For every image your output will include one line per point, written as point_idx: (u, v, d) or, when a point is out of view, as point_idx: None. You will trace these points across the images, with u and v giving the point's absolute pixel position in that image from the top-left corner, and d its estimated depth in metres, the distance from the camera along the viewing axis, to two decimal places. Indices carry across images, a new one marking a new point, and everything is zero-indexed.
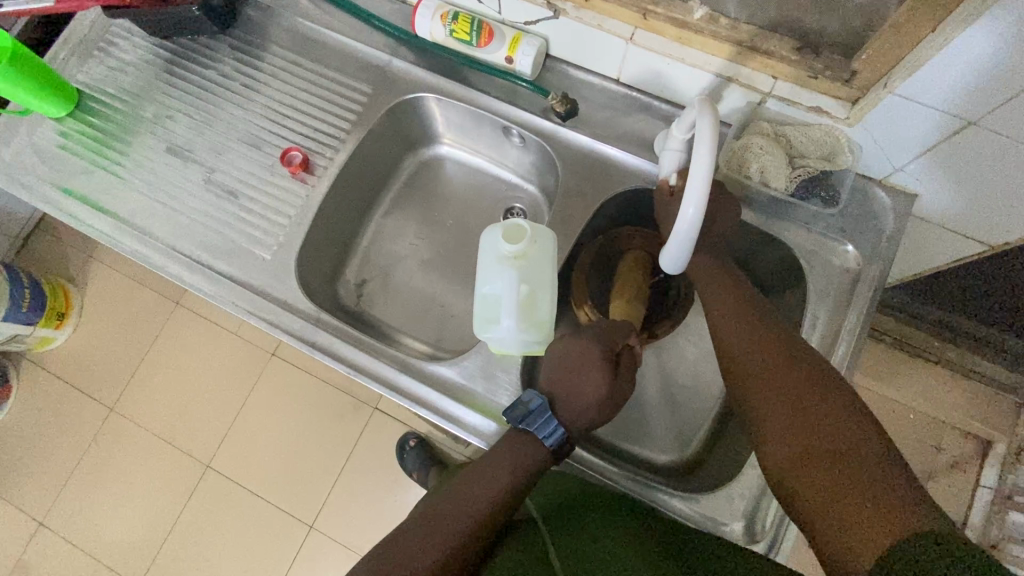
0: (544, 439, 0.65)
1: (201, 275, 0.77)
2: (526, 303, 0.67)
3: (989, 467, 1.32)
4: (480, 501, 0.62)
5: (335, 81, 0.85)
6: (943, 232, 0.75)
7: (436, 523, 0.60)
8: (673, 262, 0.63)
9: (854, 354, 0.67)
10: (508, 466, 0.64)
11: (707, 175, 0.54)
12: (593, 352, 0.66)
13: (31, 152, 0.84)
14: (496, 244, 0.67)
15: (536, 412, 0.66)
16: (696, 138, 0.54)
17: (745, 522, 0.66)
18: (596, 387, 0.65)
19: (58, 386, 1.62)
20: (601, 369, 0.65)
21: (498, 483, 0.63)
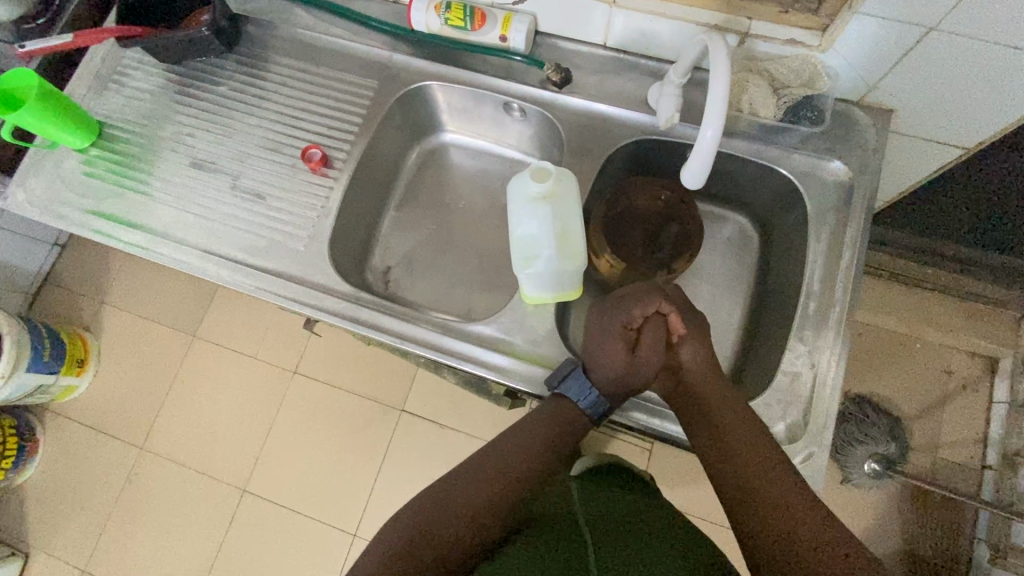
0: (578, 402, 0.71)
1: (240, 274, 0.81)
2: (560, 234, 0.72)
3: (1000, 382, 1.37)
4: (517, 459, 0.69)
5: (342, 81, 0.90)
6: (921, 144, 0.82)
7: (475, 474, 0.67)
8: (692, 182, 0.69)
9: (859, 259, 0.73)
10: (547, 423, 0.71)
11: (727, 99, 0.59)
12: (609, 331, 0.70)
13: (61, 183, 0.88)
14: (525, 187, 0.73)
15: (572, 377, 0.71)
16: (712, 70, 0.60)
17: (787, 424, 0.69)
18: (614, 363, 0.69)
19: (86, 433, 1.63)
20: (619, 345, 0.69)
21: (535, 440, 0.70)
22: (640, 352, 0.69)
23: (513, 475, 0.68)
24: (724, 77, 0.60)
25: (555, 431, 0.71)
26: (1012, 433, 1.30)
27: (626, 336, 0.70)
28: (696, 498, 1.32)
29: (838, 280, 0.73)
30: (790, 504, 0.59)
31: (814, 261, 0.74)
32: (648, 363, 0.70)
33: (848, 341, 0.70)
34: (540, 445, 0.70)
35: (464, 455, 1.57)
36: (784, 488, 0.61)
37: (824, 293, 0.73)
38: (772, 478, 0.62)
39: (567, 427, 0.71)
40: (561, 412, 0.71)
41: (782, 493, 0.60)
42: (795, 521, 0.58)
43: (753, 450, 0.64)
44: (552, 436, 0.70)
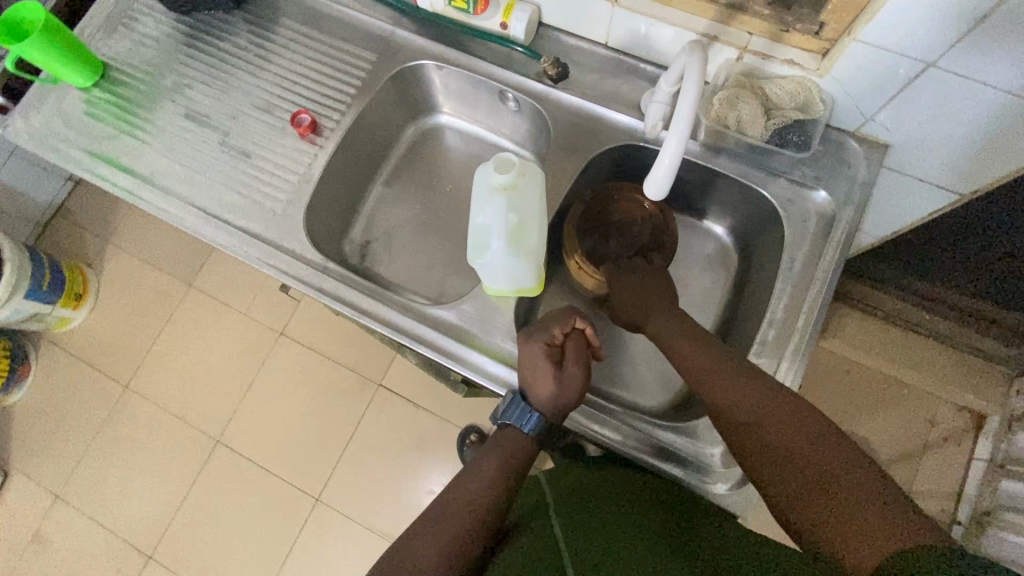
0: (522, 427, 0.70)
1: (217, 229, 0.82)
2: (515, 230, 0.70)
3: (983, 438, 1.34)
4: (474, 498, 0.65)
5: (343, 50, 0.91)
6: (916, 184, 0.79)
7: (438, 521, 0.63)
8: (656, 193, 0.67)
9: (827, 293, 0.71)
10: (495, 456, 0.68)
11: (692, 118, 0.60)
12: (534, 353, 0.69)
13: (60, 119, 0.90)
14: (486, 178, 0.69)
15: (511, 404, 0.71)
16: (683, 89, 0.60)
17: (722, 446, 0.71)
18: (543, 381, 0.68)
19: (76, 365, 1.68)
20: (546, 363, 0.68)
21: (487, 475, 0.67)
22: (566, 368, 0.69)
23: (474, 513, 0.64)
24: (692, 96, 0.60)
25: (505, 462, 0.68)
26: (986, 492, 1.27)
27: (551, 354, 0.70)
28: None
29: (803, 311, 0.71)
30: (801, 441, 0.56)
31: (783, 289, 0.73)
32: (574, 378, 0.69)
33: (803, 373, 0.68)
34: (494, 478, 0.67)
35: (435, 437, 1.58)
36: (790, 424, 0.57)
37: (786, 322, 0.71)
38: (774, 420, 0.58)
39: (518, 454, 0.69)
40: (505, 441, 0.69)
41: (788, 432, 0.57)
42: (810, 456, 0.54)
43: (746, 396, 0.61)
44: (502, 467, 0.67)
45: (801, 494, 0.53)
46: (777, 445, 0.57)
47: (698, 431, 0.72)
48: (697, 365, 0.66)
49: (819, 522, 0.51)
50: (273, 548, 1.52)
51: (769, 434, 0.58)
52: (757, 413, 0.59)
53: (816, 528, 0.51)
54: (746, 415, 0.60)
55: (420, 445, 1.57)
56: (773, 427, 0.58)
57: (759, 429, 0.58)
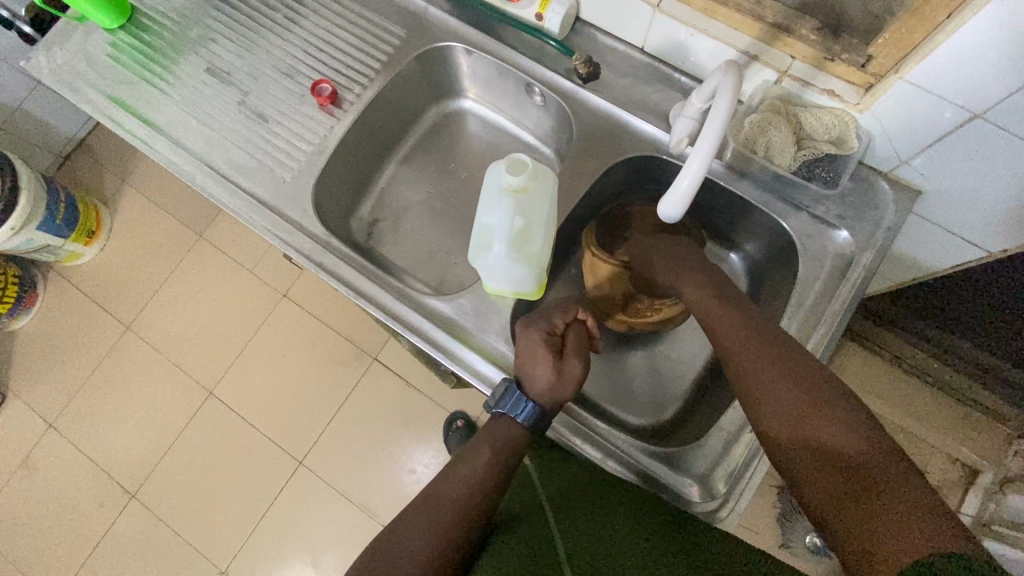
0: (516, 417, 0.67)
1: (224, 189, 0.81)
2: (520, 234, 0.69)
3: (973, 494, 1.31)
4: (463, 487, 0.63)
5: (373, 22, 0.88)
6: (944, 235, 0.76)
7: (427, 511, 0.61)
8: (668, 216, 0.65)
9: (833, 337, 0.69)
10: (488, 446, 0.66)
11: (717, 138, 0.57)
12: (534, 339, 0.68)
13: (82, 58, 0.89)
14: (499, 177, 0.68)
15: (506, 392, 0.69)
16: (715, 102, 0.58)
17: (699, 487, 0.69)
18: (542, 368, 0.66)
19: (81, 300, 1.71)
20: (547, 351, 0.67)
21: (478, 465, 0.64)
22: (566, 359, 0.68)
23: (463, 502, 0.62)
24: (721, 114, 0.58)
25: (498, 453, 0.66)
26: None
27: (552, 343, 0.69)
28: None
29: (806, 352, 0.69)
30: (835, 435, 0.53)
31: (788, 326, 0.71)
32: (572, 371, 0.68)
33: None
34: (486, 468, 0.64)
35: (423, 417, 1.58)
36: (822, 410, 0.55)
37: None
38: (812, 412, 0.56)
39: (510, 444, 0.66)
40: (497, 432, 0.67)
41: (824, 425, 0.54)
42: (841, 450, 0.53)
43: (788, 385, 0.58)
44: (495, 457, 0.65)
45: (824, 486, 0.52)
46: (806, 438, 0.55)
47: (684, 465, 0.70)
48: (741, 350, 0.63)
49: (841, 516, 0.50)
50: (251, 504, 1.54)
51: (803, 426, 0.56)
52: (795, 404, 0.57)
53: (837, 522, 0.50)
54: (780, 406, 0.57)
55: (407, 423, 1.57)
56: (808, 420, 0.55)
57: (793, 420, 0.56)
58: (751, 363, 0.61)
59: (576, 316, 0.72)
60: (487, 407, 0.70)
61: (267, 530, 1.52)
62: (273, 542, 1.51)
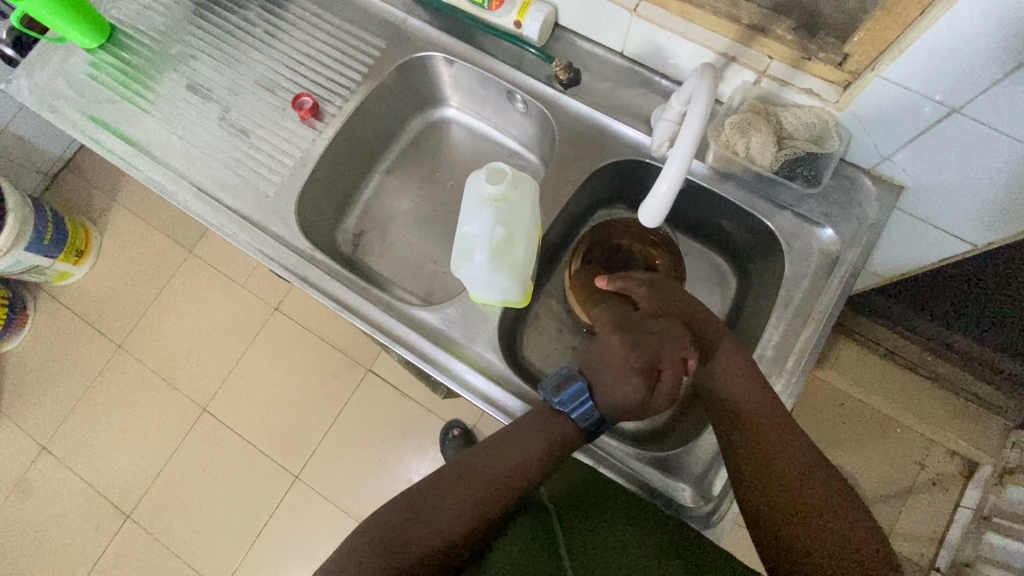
0: (574, 415, 0.65)
1: (207, 206, 0.81)
2: (502, 243, 0.68)
3: (972, 487, 1.32)
4: (504, 474, 0.62)
5: (352, 34, 0.88)
6: (930, 230, 0.76)
7: (467, 485, 0.61)
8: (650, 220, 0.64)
9: (822, 336, 0.69)
10: (541, 442, 0.64)
11: (695, 140, 0.57)
12: (634, 361, 0.63)
13: (63, 78, 0.89)
14: (479, 186, 0.68)
15: (577, 394, 0.65)
16: (691, 107, 0.57)
17: (693, 491, 0.69)
18: (631, 392, 0.62)
19: (73, 320, 1.70)
20: (640, 381, 0.62)
21: (528, 457, 0.63)
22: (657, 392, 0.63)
23: (504, 487, 0.62)
24: (698, 118, 0.57)
25: (549, 450, 0.63)
26: (968, 542, 1.25)
27: (645, 372, 0.63)
28: None
29: (794, 352, 0.69)
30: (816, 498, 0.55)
31: (776, 326, 0.71)
32: (654, 402, 0.64)
33: None
34: (535, 462, 0.63)
35: (419, 427, 1.57)
36: (805, 474, 0.57)
37: (776, 362, 0.69)
38: (789, 476, 0.57)
39: (562, 445, 0.64)
40: (555, 429, 0.64)
41: (807, 492, 0.55)
42: (815, 514, 0.54)
43: (777, 447, 0.59)
44: (546, 456, 0.63)
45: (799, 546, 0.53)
46: (783, 498, 0.56)
47: (679, 470, 0.70)
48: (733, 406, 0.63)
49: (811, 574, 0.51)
50: (249, 520, 1.53)
51: (780, 484, 0.57)
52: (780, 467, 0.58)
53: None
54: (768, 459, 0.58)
55: (403, 433, 1.56)
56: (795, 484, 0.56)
57: (770, 478, 0.57)
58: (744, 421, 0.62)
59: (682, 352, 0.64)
60: (540, 393, 0.66)
61: (265, 547, 1.51)
62: (272, 557, 1.50)
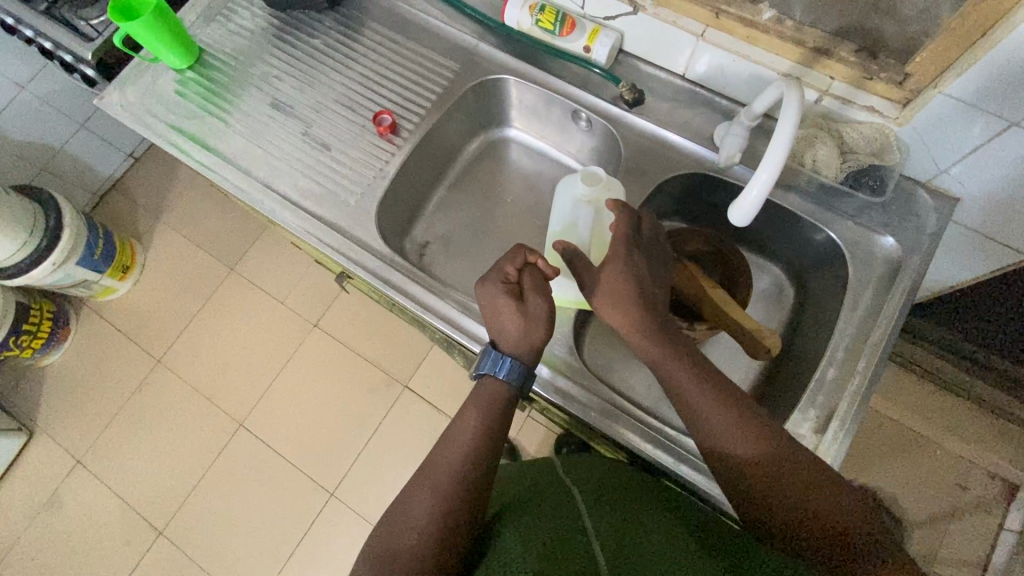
0: (496, 372, 0.69)
1: (293, 214, 0.85)
2: (598, 239, 0.76)
3: (1016, 509, 1.31)
4: (456, 454, 0.66)
5: (427, 57, 0.95)
6: (983, 240, 0.79)
7: (424, 492, 0.63)
8: (742, 215, 0.67)
9: (891, 338, 0.71)
10: (474, 408, 0.69)
11: (788, 146, 0.60)
12: (493, 291, 0.70)
13: (154, 95, 0.95)
14: (574, 188, 0.77)
15: (484, 354, 0.71)
16: (780, 117, 0.60)
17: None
18: (509, 322, 0.69)
19: (113, 335, 1.72)
20: (506, 299, 0.69)
21: (468, 427, 0.67)
22: (527, 300, 0.69)
23: (460, 469, 0.65)
24: (789, 129, 0.60)
25: (485, 414, 0.68)
26: None
27: (513, 292, 0.70)
28: None
29: (864, 352, 0.71)
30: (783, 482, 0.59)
31: (844, 329, 0.73)
32: (537, 308, 0.69)
33: (860, 418, 0.68)
34: (475, 431, 0.67)
35: None
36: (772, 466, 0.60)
37: (846, 363, 0.72)
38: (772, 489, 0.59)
39: (498, 405, 0.69)
40: (481, 392, 0.70)
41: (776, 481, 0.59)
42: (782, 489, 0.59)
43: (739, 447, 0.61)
44: (482, 417, 0.68)
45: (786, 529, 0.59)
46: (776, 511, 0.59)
47: None
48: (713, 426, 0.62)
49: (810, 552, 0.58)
50: (282, 537, 1.52)
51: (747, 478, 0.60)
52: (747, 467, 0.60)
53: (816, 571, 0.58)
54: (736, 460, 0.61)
55: None
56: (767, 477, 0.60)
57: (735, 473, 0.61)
58: (721, 434, 0.62)
59: (525, 259, 0.71)
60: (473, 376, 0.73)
61: (299, 566, 1.49)
62: None
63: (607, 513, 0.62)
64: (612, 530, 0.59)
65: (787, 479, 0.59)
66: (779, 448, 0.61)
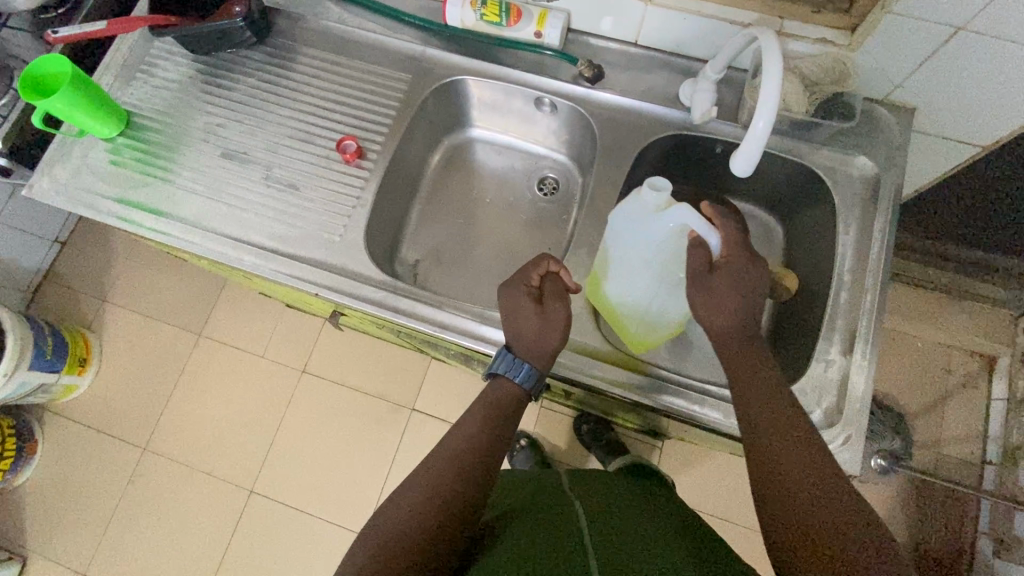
0: (515, 377, 0.69)
1: (276, 263, 0.81)
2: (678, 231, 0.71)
3: (999, 378, 1.42)
4: (470, 443, 0.66)
5: (375, 73, 0.92)
6: (941, 142, 0.84)
7: (433, 472, 0.64)
8: (744, 161, 0.67)
9: (889, 251, 0.75)
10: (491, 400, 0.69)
11: (778, 91, 0.61)
12: (515, 295, 0.70)
13: (87, 172, 0.87)
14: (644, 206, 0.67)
15: (500, 354, 0.70)
16: (766, 64, 0.62)
17: (824, 409, 0.70)
18: (528, 326, 0.69)
19: (86, 434, 1.60)
20: (527, 304, 0.69)
21: (481, 418, 0.68)
22: (547, 304, 0.70)
23: (472, 457, 0.65)
24: (774, 75, 0.62)
25: (503, 404, 0.69)
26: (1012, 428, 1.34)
27: (533, 296, 0.70)
28: (702, 494, 1.34)
29: (868, 270, 0.75)
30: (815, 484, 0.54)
31: (844, 252, 0.77)
32: (556, 314, 0.69)
33: (881, 332, 0.71)
34: (489, 422, 0.68)
35: None
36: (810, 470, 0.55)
37: (854, 284, 0.75)
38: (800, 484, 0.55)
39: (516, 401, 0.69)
40: (504, 391, 0.69)
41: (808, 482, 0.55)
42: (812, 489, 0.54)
43: (782, 441, 0.58)
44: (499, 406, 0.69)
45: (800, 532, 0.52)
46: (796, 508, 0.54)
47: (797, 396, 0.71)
48: (767, 457, 0.58)
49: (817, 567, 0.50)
50: None
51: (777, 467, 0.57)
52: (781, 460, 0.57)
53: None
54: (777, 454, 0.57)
55: None
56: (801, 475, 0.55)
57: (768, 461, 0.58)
58: (768, 429, 0.59)
59: (548, 268, 0.72)
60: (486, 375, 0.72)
61: None
62: None
63: (605, 526, 0.64)
64: (608, 537, 0.61)
65: (818, 506, 0.53)
66: (830, 479, 0.55)
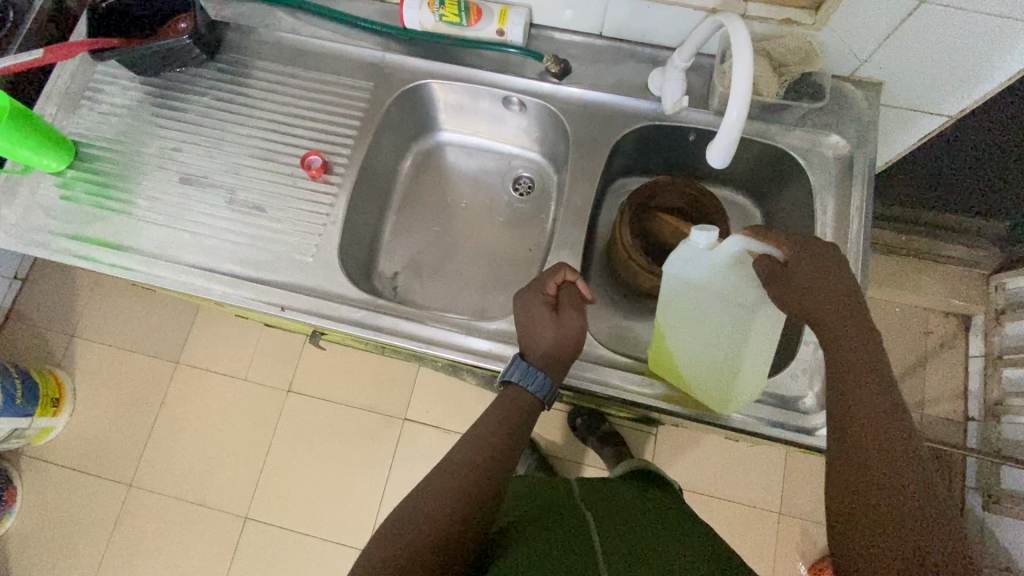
0: (528, 386, 0.67)
1: (248, 291, 0.77)
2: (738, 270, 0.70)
3: (975, 335, 1.46)
4: (480, 455, 0.64)
5: (334, 83, 0.88)
6: (907, 115, 0.85)
7: (444, 484, 0.61)
8: (721, 155, 0.67)
9: (866, 228, 0.75)
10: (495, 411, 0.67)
11: (749, 75, 0.60)
12: (533, 301, 0.70)
13: (37, 210, 0.82)
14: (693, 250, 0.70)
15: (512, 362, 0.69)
16: (734, 47, 0.61)
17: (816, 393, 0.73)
18: (544, 333, 0.68)
19: (67, 476, 1.54)
20: (545, 310, 0.70)
21: (491, 427, 0.66)
22: (563, 311, 0.71)
23: (484, 469, 0.63)
24: (745, 58, 0.60)
25: (512, 414, 0.67)
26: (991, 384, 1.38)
27: (550, 303, 0.71)
28: (700, 477, 1.35)
29: (849, 249, 0.75)
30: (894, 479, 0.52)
31: (823, 232, 0.77)
32: (571, 321, 0.70)
33: None
34: (501, 431, 0.66)
35: None
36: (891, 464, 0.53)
37: None
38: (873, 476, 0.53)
39: (520, 414, 0.67)
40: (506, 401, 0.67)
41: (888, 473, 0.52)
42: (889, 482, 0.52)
43: (868, 429, 0.55)
44: (507, 415, 0.67)
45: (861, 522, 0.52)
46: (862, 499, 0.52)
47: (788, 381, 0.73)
48: (848, 442, 0.56)
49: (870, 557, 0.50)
50: None
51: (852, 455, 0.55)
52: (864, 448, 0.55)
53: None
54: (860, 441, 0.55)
55: None
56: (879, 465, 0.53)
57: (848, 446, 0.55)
58: (856, 415, 0.56)
59: (565, 277, 0.72)
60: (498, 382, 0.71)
61: None
62: None
63: (619, 536, 0.63)
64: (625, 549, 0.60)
65: (890, 503, 0.51)
66: (911, 477, 0.52)
